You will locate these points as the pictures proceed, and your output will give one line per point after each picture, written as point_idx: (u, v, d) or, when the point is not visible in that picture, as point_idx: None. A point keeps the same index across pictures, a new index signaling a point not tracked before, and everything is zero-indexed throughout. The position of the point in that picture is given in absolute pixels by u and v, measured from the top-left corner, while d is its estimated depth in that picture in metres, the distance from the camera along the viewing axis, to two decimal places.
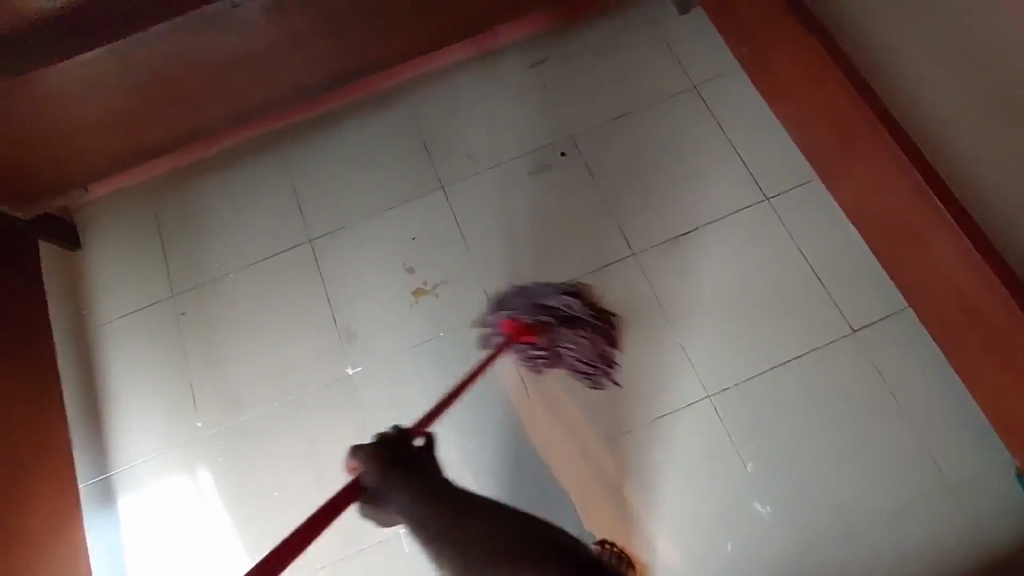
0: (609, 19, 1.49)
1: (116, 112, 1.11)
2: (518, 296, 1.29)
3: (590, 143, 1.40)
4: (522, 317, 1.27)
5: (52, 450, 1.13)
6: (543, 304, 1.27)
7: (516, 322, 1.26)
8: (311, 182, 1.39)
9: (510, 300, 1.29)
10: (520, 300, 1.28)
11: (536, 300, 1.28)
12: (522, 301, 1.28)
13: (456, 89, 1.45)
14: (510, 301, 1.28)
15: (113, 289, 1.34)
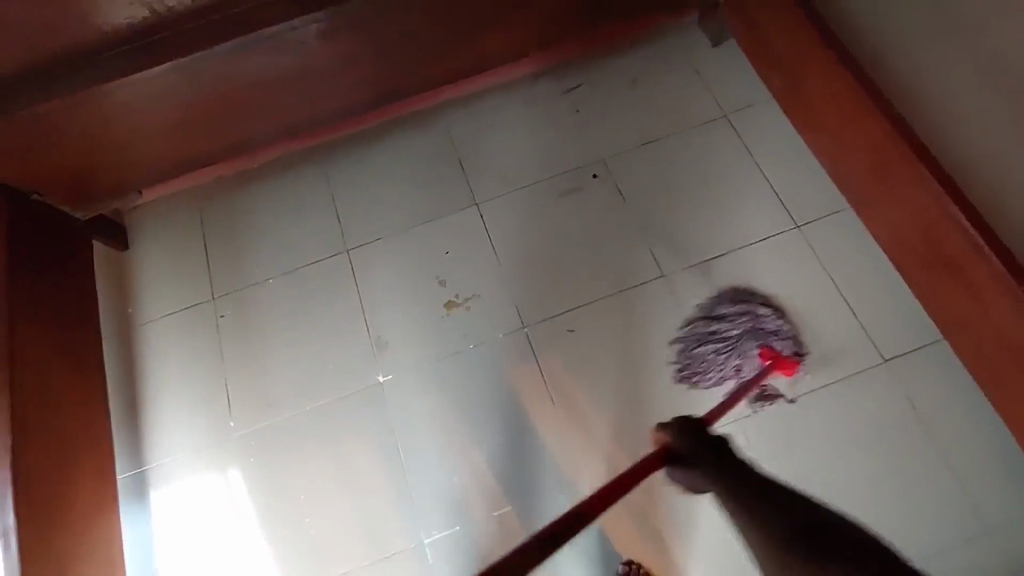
0: (643, 49, 1.54)
1: (176, 122, 1.17)
2: (740, 319, 1.28)
3: (621, 167, 1.43)
4: (782, 348, 1.25)
5: (95, 441, 1.17)
6: (756, 319, 1.27)
7: (778, 352, 1.24)
8: (351, 194, 1.44)
9: (748, 325, 1.27)
10: (758, 327, 1.27)
11: (739, 314, 1.28)
12: (769, 329, 1.26)
13: (493, 111, 1.50)
14: (753, 327, 1.27)
15: (157, 291, 1.39)
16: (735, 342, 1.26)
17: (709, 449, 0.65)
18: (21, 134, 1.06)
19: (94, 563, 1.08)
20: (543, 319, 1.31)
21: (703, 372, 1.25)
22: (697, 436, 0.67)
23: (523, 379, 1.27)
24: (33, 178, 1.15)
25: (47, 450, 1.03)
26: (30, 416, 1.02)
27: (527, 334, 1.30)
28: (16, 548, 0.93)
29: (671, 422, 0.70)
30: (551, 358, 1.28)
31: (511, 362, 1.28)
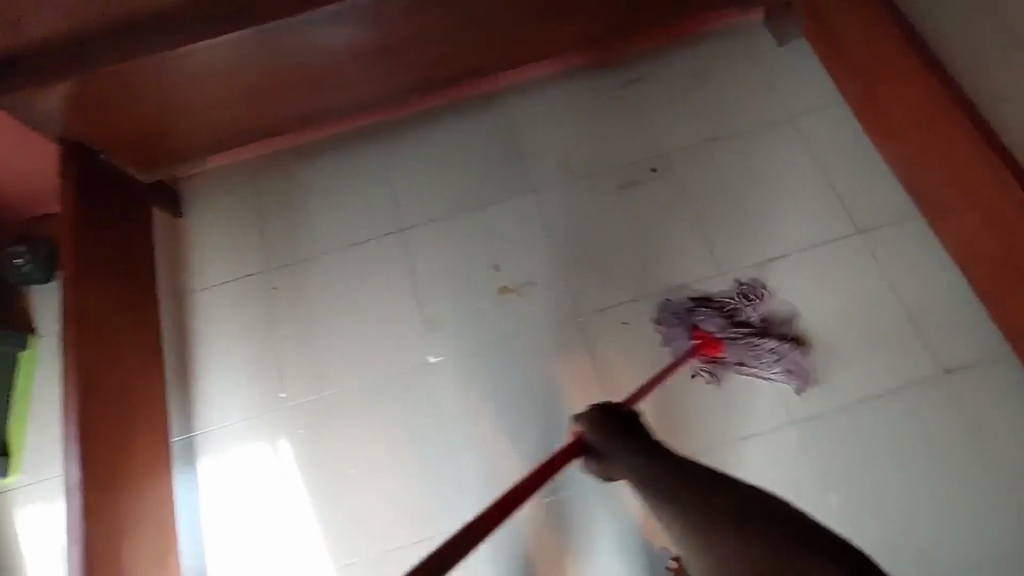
0: (707, 44, 1.53)
1: (248, 84, 1.17)
2: (705, 306, 1.23)
3: (683, 163, 1.42)
4: (715, 331, 1.19)
5: (145, 402, 1.18)
6: (718, 305, 1.22)
7: (707, 335, 1.20)
8: (408, 174, 1.43)
9: (704, 310, 1.22)
10: (714, 314, 1.21)
11: (705, 305, 1.23)
12: (714, 315, 1.21)
13: (553, 99, 1.48)
14: (699, 312, 1.22)
15: (211, 260, 1.40)
16: (689, 315, 1.23)
17: (621, 431, 0.74)
18: (99, 88, 1.06)
19: (148, 523, 1.10)
20: (598, 309, 1.30)
21: (668, 339, 1.25)
22: (616, 423, 0.76)
23: (574, 367, 1.25)
24: (104, 127, 1.15)
25: (106, 411, 1.08)
26: (94, 378, 1.07)
27: (581, 324, 1.29)
28: (81, 502, 0.99)
29: (587, 413, 0.79)
30: (606, 350, 1.26)
31: (564, 351, 1.27)
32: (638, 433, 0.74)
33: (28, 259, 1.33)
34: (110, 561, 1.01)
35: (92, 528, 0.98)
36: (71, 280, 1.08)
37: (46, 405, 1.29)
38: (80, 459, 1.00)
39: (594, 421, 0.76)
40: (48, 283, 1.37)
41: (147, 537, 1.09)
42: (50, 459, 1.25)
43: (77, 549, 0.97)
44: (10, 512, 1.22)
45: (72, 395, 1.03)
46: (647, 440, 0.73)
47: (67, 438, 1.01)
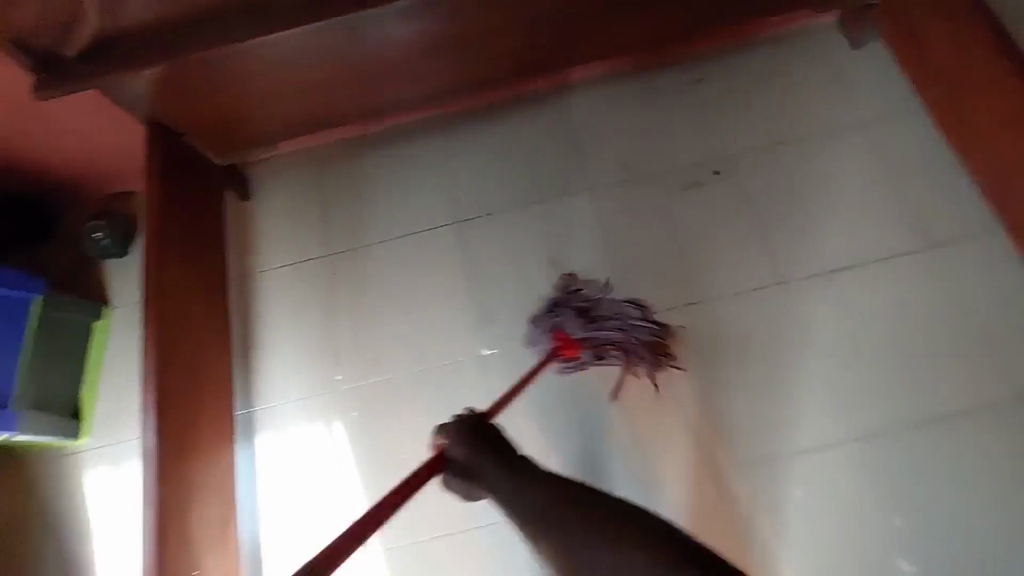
0: (777, 45, 1.49)
1: (329, 73, 1.22)
2: (573, 308, 1.22)
3: (748, 166, 1.39)
4: (573, 332, 1.20)
5: (218, 377, 1.23)
6: (581, 304, 1.22)
7: (566, 336, 1.21)
8: (467, 167, 1.45)
9: (569, 312, 1.22)
10: (580, 315, 1.21)
11: (575, 305, 1.23)
12: (580, 316, 1.21)
13: (613, 97, 1.48)
14: (567, 314, 1.22)
15: (275, 243, 1.44)
16: (554, 314, 1.23)
17: (485, 444, 0.86)
18: (194, 73, 1.11)
19: (213, 491, 1.14)
20: (656, 312, 1.28)
21: (534, 339, 1.26)
22: (484, 436, 0.87)
23: (630, 368, 1.25)
24: (193, 111, 1.21)
25: (179, 381, 1.12)
26: (170, 349, 1.12)
27: None
28: (156, 466, 1.04)
29: (449, 425, 0.89)
30: (663, 354, 1.25)
31: None
32: (494, 448, 0.86)
33: (107, 234, 1.41)
34: (179, 524, 1.06)
35: (164, 490, 1.04)
36: (152, 256, 1.14)
37: (116, 375, 1.34)
38: (157, 425, 1.06)
39: (461, 433, 0.87)
40: (123, 258, 1.44)
41: (212, 505, 1.13)
42: (117, 427, 1.30)
43: (152, 510, 1.03)
44: (81, 475, 1.27)
45: (151, 364, 1.08)
46: (500, 457, 0.85)
47: (145, 403, 1.07)
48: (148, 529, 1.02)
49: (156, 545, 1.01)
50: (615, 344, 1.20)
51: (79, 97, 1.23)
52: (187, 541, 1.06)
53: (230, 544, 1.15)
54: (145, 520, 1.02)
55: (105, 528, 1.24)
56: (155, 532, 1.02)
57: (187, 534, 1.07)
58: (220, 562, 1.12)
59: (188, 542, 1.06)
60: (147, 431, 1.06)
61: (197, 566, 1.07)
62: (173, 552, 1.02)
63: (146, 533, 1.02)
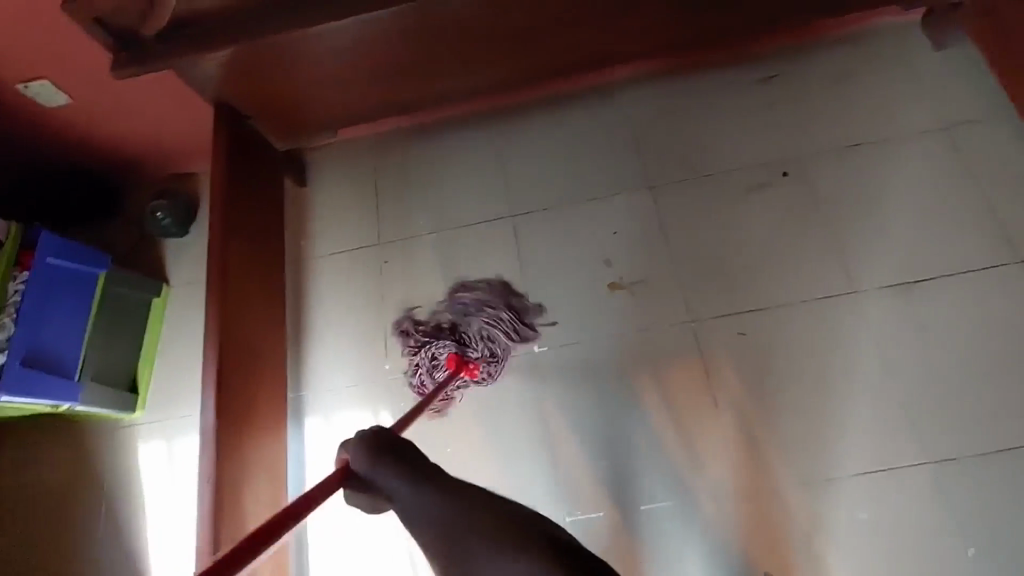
0: (854, 44, 1.42)
1: (395, 59, 1.21)
2: (424, 329, 1.27)
3: (820, 169, 1.32)
4: (464, 352, 1.23)
5: (269, 359, 1.23)
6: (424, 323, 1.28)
7: (458, 357, 1.22)
8: (524, 162, 1.43)
9: (441, 335, 1.25)
10: (435, 332, 1.26)
11: (423, 326, 1.28)
12: (434, 333, 1.26)
13: (675, 94, 1.43)
14: (439, 338, 1.24)
15: (329, 229, 1.44)
16: (446, 339, 1.24)
17: (397, 466, 0.59)
18: (266, 56, 1.12)
19: (263, 472, 1.14)
20: (716, 317, 1.23)
21: (427, 369, 1.24)
22: (393, 454, 0.60)
23: (686, 373, 1.20)
24: (260, 94, 1.22)
25: (236, 361, 1.13)
26: (229, 329, 1.13)
27: (696, 329, 1.23)
28: (213, 441, 1.05)
29: (355, 435, 0.63)
30: (721, 360, 1.20)
31: (674, 355, 1.22)
32: (412, 469, 0.59)
33: (167, 214, 1.44)
34: (231, 504, 1.05)
35: (218, 470, 1.04)
36: (217, 236, 1.16)
37: (172, 352, 1.37)
38: (215, 404, 1.07)
39: (366, 449, 0.60)
40: (182, 237, 1.47)
41: (262, 487, 1.13)
42: (172, 403, 1.33)
43: (207, 485, 1.03)
44: (135, 448, 1.30)
45: (212, 340, 1.10)
46: (422, 480, 0.58)
47: (205, 381, 1.08)
48: (202, 506, 1.02)
49: (208, 525, 1.01)
50: (484, 345, 1.24)
51: (156, 78, 1.27)
52: (239, 522, 1.06)
53: None
54: (200, 498, 1.03)
55: (156, 501, 1.26)
56: (209, 510, 1.02)
57: (239, 514, 1.07)
58: None
59: (240, 522, 1.06)
60: (205, 410, 1.07)
61: None
62: (228, 533, 1.02)
63: (200, 511, 1.02)
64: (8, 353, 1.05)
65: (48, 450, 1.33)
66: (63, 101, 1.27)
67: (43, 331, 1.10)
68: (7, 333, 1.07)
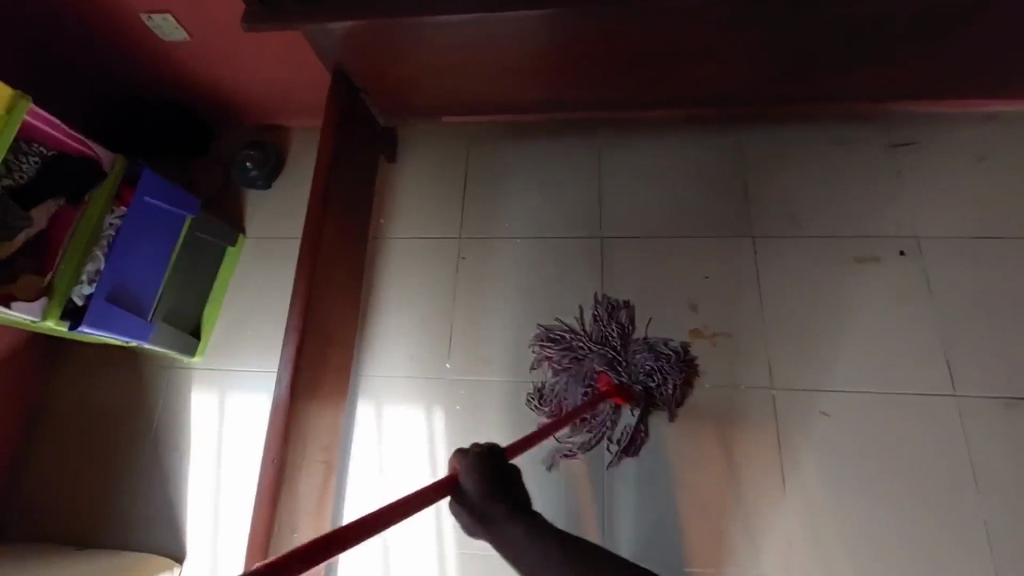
0: (1005, 123, 1.30)
1: (521, 56, 1.18)
2: (581, 345, 1.22)
3: (941, 252, 1.22)
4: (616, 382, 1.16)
5: (341, 335, 1.22)
6: (587, 348, 1.21)
7: (609, 384, 1.16)
8: (623, 182, 1.38)
9: (588, 360, 1.20)
10: (589, 354, 1.20)
11: (581, 348, 1.22)
12: (589, 355, 1.20)
13: (798, 142, 1.35)
14: (586, 361, 1.20)
15: (411, 213, 1.42)
16: (576, 367, 1.20)
17: (506, 489, 0.68)
18: (397, 36, 1.09)
19: (317, 454, 1.13)
20: (797, 388, 1.17)
21: (572, 380, 1.20)
22: (498, 479, 0.68)
23: (757, 440, 1.15)
24: (379, 67, 1.20)
25: (315, 340, 1.13)
26: (312, 308, 1.12)
27: (774, 398, 1.17)
28: (281, 414, 1.04)
29: (471, 456, 0.70)
30: (795, 434, 1.14)
31: (746, 418, 1.16)
32: (514, 497, 0.68)
33: (255, 165, 1.42)
34: (289, 484, 1.04)
35: (283, 450, 1.03)
36: (316, 205, 1.14)
37: (237, 305, 1.37)
38: (289, 381, 1.06)
39: (477, 461, 0.69)
40: (265, 190, 1.46)
41: (315, 470, 1.12)
42: (231, 356, 1.33)
43: (268, 456, 1.03)
44: (187, 395, 1.31)
45: (298, 310, 1.09)
46: (524, 510, 0.67)
47: (283, 354, 1.07)
48: (262, 481, 1.01)
49: (266, 506, 1.00)
50: (634, 390, 1.17)
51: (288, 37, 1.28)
52: (291, 502, 1.06)
53: (323, 507, 1.16)
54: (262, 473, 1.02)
55: (200, 452, 1.27)
56: (269, 488, 1.01)
57: (294, 495, 1.06)
58: (311, 523, 1.12)
59: (293, 502, 1.06)
60: (279, 386, 1.06)
61: (294, 528, 1.06)
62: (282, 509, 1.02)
63: (261, 489, 1.01)
64: (97, 285, 1.05)
65: (107, 378, 1.35)
66: (180, 37, 1.28)
67: (128, 267, 1.10)
68: (97, 264, 1.06)
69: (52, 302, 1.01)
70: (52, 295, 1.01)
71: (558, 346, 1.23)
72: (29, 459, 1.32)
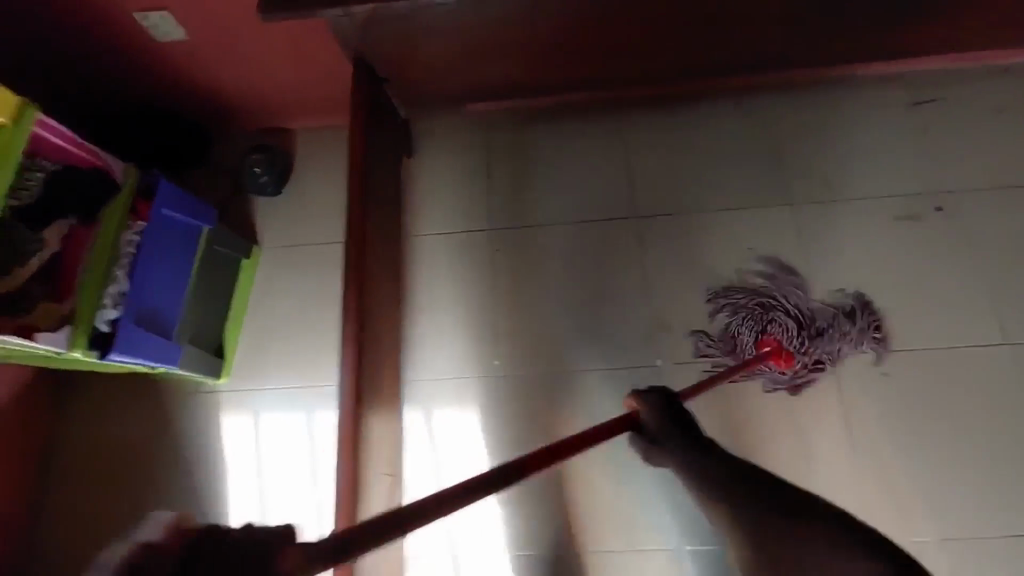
0: (1020, 73, 1.32)
1: (547, 32, 1.14)
2: (757, 302, 1.20)
3: (975, 205, 1.24)
4: (788, 342, 1.15)
5: (387, 341, 1.16)
6: (770, 304, 1.20)
7: (779, 343, 1.16)
8: (651, 160, 1.35)
9: (767, 315, 1.19)
10: (768, 313, 1.19)
11: (763, 303, 1.20)
12: (768, 314, 1.19)
13: (820, 106, 1.35)
14: (765, 317, 1.19)
15: (437, 208, 1.36)
16: (752, 320, 1.19)
17: (677, 426, 0.68)
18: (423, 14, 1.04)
19: (382, 467, 1.06)
20: (855, 351, 1.16)
21: (745, 332, 1.18)
22: (670, 419, 0.70)
23: (821, 406, 1.14)
24: (399, 53, 1.14)
25: (369, 346, 1.04)
26: (365, 307, 1.04)
27: (832, 363, 1.16)
28: (347, 427, 0.95)
29: (648, 394, 0.73)
30: (858, 397, 1.14)
31: (806, 386, 1.15)
32: (692, 435, 0.67)
33: (264, 170, 1.34)
34: (363, 502, 0.96)
35: (353, 467, 0.94)
36: (356, 196, 1.06)
37: (261, 321, 1.28)
38: (353, 389, 0.96)
39: (654, 403, 0.71)
40: (275, 197, 1.37)
41: (381, 484, 1.05)
42: (260, 374, 1.25)
43: (341, 473, 0.93)
44: (217, 420, 1.23)
45: (353, 310, 1.01)
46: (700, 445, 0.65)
47: (343, 363, 0.98)
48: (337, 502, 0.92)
49: (343, 529, 0.91)
50: (810, 353, 1.15)
51: (301, 27, 1.20)
52: (365, 521, 0.97)
53: None
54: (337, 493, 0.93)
55: (239, 480, 1.19)
56: (345, 509, 0.92)
57: (367, 514, 0.98)
58: (383, 542, 1.05)
59: (367, 522, 0.98)
60: (342, 396, 0.97)
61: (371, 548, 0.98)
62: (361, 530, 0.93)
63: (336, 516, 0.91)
64: (122, 309, 0.96)
65: (125, 410, 1.25)
66: (177, 36, 1.20)
67: (152, 288, 1.02)
68: (119, 286, 0.97)
69: (77, 331, 0.92)
70: (76, 322, 0.92)
71: (751, 291, 1.21)
72: (46, 509, 1.21)
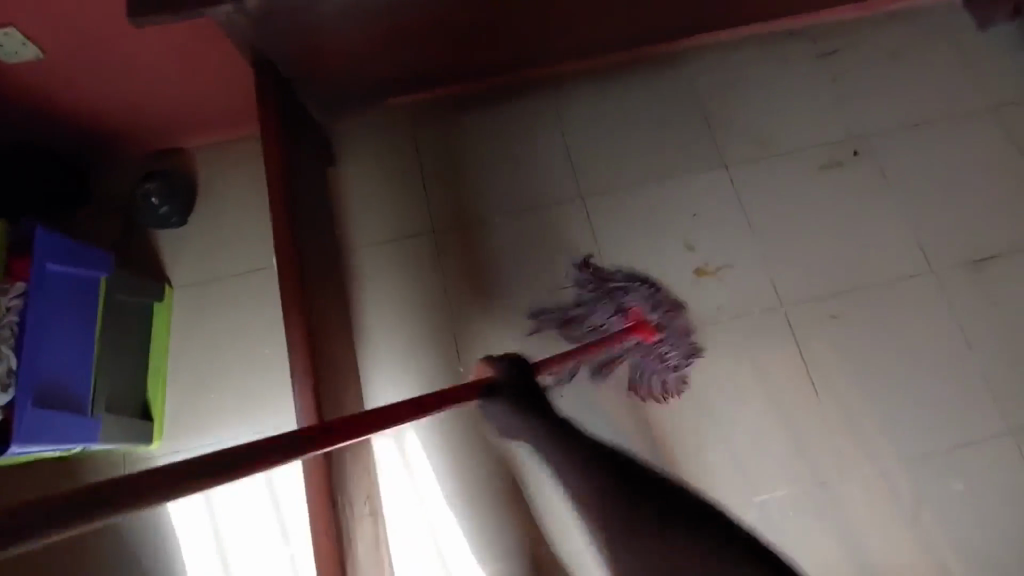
0: (908, 18, 1.41)
1: (462, 12, 1.07)
2: (630, 284, 1.21)
3: (887, 146, 1.32)
4: (650, 322, 1.17)
5: (344, 369, 1.06)
6: (638, 288, 1.21)
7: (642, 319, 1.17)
8: (586, 137, 1.32)
9: (632, 294, 1.20)
10: (644, 296, 1.20)
11: (629, 285, 1.21)
12: (644, 297, 1.19)
13: (738, 66, 1.37)
14: (631, 295, 1.20)
15: (373, 216, 1.26)
16: (616, 297, 1.20)
17: (523, 390, 0.70)
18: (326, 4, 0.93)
19: (363, 506, 0.97)
20: (805, 299, 1.21)
21: (606, 305, 1.19)
22: (518, 381, 0.71)
23: (784, 358, 1.18)
24: (303, 49, 1.03)
25: (326, 381, 0.93)
26: (316, 337, 0.93)
27: (786, 314, 1.20)
28: (317, 473, 0.84)
29: (502, 360, 0.74)
30: (815, 343, 1.19)
31: (766, 341, 1.19)
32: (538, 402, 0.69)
33: (162, 200, 1.16)
34: (351, 548, 0.86)
35: (334, 515, 0.83)
36: (280, 215, 0.94)
37: (190, 370, 1.14)
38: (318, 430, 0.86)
39: (504, 368, 0.73)
40: (182, 227, 1.21)
41: (366, 524, 0.96)
42: (200, 429, 1.11)
43: (319, 526, 0.83)
44: None
45: (299, 342, 0.89)
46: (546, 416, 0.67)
47: (299, 402, 0.87)
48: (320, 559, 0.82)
49: None
50: (664, 347, 1.17)
51: (182, 30, 1.03)
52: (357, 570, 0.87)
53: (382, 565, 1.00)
54: (319, 548, 0.83)
55: (196, 553, 1.06)
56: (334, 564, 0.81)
57: (358, 560, 0.88)
58: None
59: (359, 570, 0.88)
60: None
61: None
62: None
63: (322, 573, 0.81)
64: (13, 391, 0.84)
65: None
66: (31, 54, 1.00)
67: (48, 359, 0.88)
68: (9, 363, 0.85)
69: None
70: None
71: (593, 277, 1.21)
72: None
